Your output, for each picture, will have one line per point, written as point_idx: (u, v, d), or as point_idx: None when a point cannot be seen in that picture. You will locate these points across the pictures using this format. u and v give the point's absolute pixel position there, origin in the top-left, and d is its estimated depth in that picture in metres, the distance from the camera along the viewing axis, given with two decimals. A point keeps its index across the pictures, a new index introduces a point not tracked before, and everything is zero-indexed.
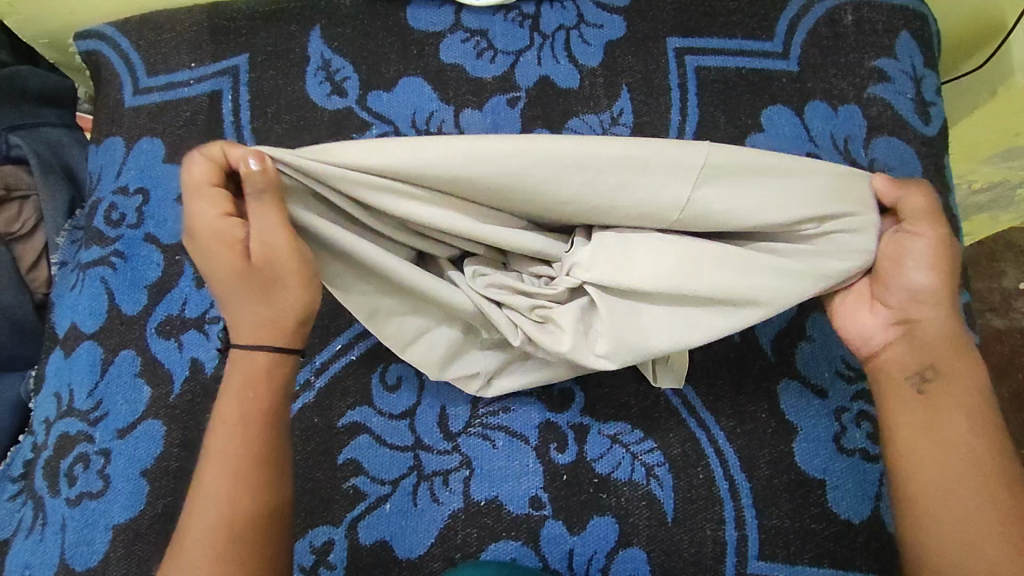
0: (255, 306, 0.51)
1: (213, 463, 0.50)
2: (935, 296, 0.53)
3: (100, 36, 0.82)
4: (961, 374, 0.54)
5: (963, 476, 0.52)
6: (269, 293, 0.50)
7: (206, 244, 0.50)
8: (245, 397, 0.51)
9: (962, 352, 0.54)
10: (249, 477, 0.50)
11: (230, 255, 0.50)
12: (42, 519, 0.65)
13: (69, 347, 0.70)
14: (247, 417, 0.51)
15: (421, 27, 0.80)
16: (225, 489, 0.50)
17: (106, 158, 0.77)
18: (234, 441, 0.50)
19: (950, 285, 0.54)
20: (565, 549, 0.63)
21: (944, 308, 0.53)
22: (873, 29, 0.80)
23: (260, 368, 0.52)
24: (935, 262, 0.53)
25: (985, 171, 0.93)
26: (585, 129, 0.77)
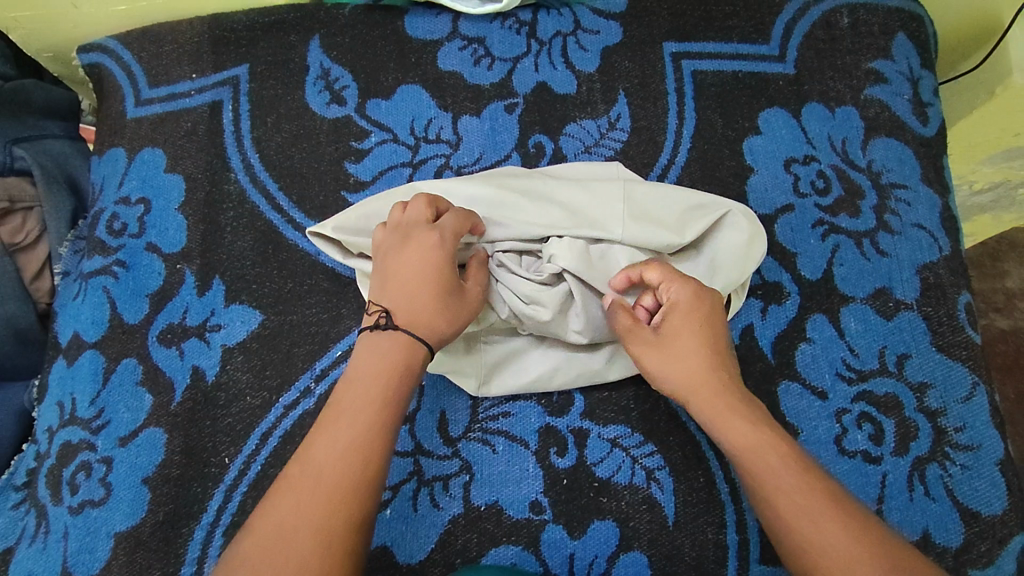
0: (441, 320, 0.55)
1: (349, 420, 0.49)
2: (677, 379, 0.55)
3: (102, 49, 0.83)
4: (741, 436, 0.51)
5: (801, 531, 0.46)
6: (459, 312, 0.56)
7: (428, 263, 0.56)
8: (389, 375, 0.52)
9: (734, 412, 0.53)
10: (371, 450, 0.48)
11: (451, 278, 0.57)
12: (45, 527, 0.65)
13: (71, 355, 0.71)
14: (385, 393, 0.51)
15: (419, 35, 0.81)
16: (344, 446, 0.48)
17: (108, 169, 0.78)
18: (376, 406, 0.50)
19: (670, 367, 0.56)
20: (565, 553, 0.63)
21: (693, 374, 0.55)
22: (869, 31, 0.81)
23: (397, 364, 0.52)
24: (652, 361, 0.57)
25: (985, 171, 0.92)
26: (583, 134, 0.77)
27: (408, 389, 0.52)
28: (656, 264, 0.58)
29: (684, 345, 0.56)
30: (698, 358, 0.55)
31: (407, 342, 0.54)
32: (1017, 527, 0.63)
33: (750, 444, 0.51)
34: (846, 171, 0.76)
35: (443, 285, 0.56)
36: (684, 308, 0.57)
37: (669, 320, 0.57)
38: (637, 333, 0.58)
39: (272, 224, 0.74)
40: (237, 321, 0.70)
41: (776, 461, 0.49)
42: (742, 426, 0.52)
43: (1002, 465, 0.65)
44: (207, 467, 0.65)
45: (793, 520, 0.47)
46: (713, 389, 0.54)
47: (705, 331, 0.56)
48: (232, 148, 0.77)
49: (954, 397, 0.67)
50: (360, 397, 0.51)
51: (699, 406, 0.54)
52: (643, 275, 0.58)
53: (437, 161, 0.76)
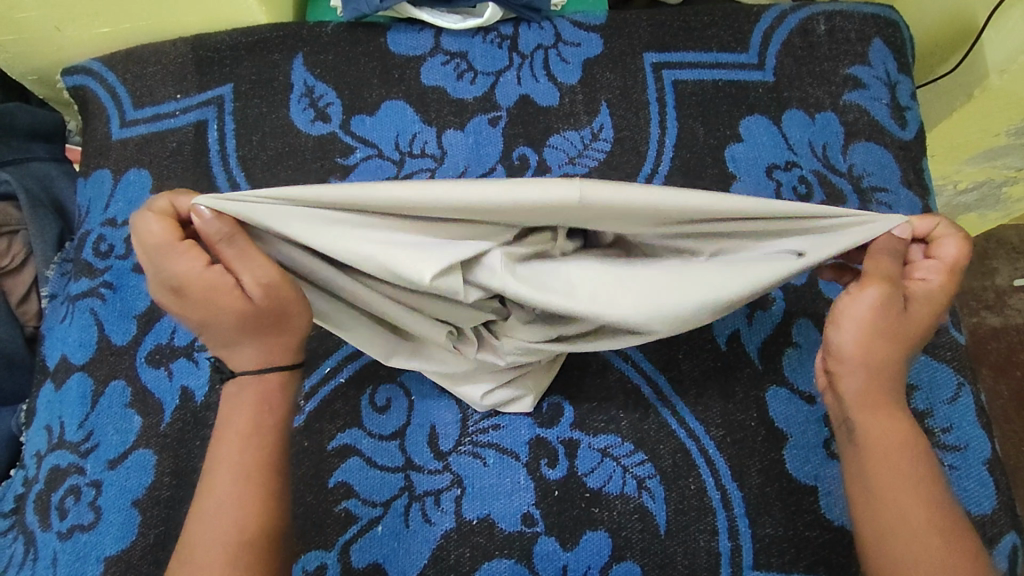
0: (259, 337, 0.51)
1: (220, 485, 0.51)
2: (867, 345, 0.51)
3: (87, 72, 0.83)
4: (894, 433, 0.52)
5: (905, 531, 0.49)
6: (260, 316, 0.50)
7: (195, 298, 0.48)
8: (246, 435, 0.52)
9: (889, 406, 0.52)
10: (243, 517, 0.50)
11: (223, 293, 0.48)
12: (33, 554, 0.65)
13: (59, 379, 0.70)
14: (248, 456, 0.51)
15: (402, 51, 0.82)
16: (216, 520, 0.50)
17: (93, 191, 0.78)
18: (240, 473, 0.51)
19: (875, 339, 0.51)
20: (558, 565, 0.63)
21: (886, 355, 0.52)
22: (845, 38, 0.82)
23: (258, 416, 0.52)
24: (872, 322, 0.50)
25: (968, 171, 0.93)
26: (566, 146, 0.78)
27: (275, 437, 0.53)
28: (960, 242, 0.51)
29: (902, 330, 0.52)
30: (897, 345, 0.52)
31: (252, 383, 0.52)
32: (1008, 526, 0.64)
33: (894, 441, 0.52)
34: (827, 176, 0.76)
35: (221, 304, 0.49)
36: (921, 301, 0.52)
37: (911, 304, 0.52)
38: (894, 293, 0.50)
39: None
40: None
41: (914, 464, 0.51)
42: (897, 422, 0.52)
43: (990, 464, 0.66)
44: (197, 488, 0.65)
45: (913, 521, 0.49)
46: (884, 378, 0.52)
47: (926, 328, 0.53)
48: (218, 167, 0.78)
49: (941, 398, 0.67)
50: (222, 454, 0.51)
51: (856, 381, 0.52)
52: (941, 242, 0.52)
53: (422, 175, 0.77)
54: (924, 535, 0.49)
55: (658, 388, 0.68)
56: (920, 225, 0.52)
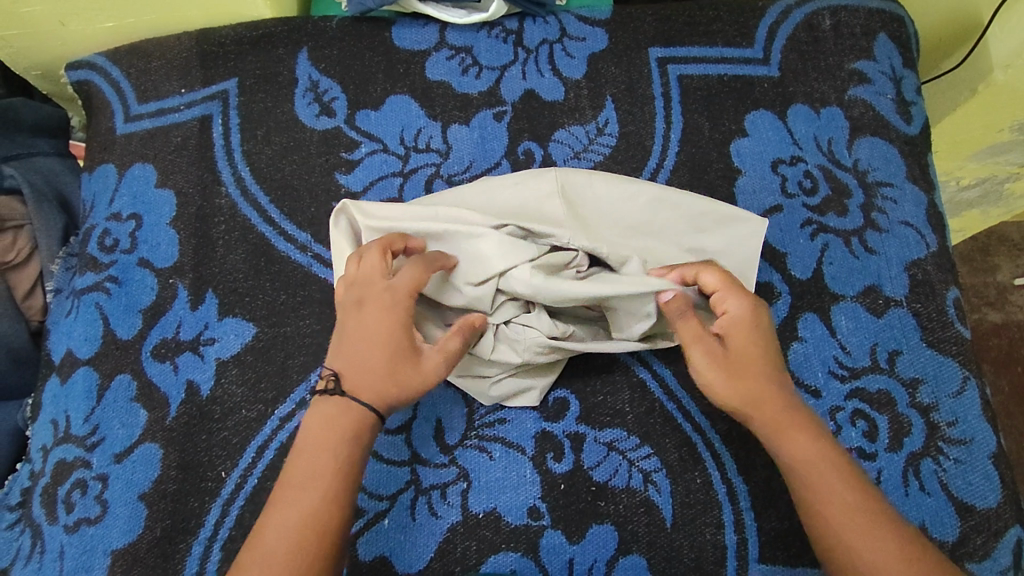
0: (390, 383, 0.54)
1: (306, 492, 0.51)
2: (736, 392, 0.55)
3: (91, 66, 0.83)
4: (805, 452, 0.53)
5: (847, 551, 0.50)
6: (409, 373, 0.55)
7: (381, 330, 0.55)
8: (337, 440, 0.53)
9: (797, 426, 0.54)
10: (325, 524, 0.50)
11: (403, 339, 0.55)
12: (40, 547, 0.65)
13: (64, 373, 0.70)
14: (335, 462, 0.52)
15: (406, 46, 0.81)
16: (294, 525, 0.50)
17: (99, 185, 0.78)
18: (327, 477, 0.52)
19: (730, 383, 0.55)
20: (564, 559, 0.63)
21: (756, 387, 0.55)
22: (851, 33, 0.82)
23: (353, 422, 0.54)
24: (721, 371, 0.55)
25: (972, 167, 0.93)
26: (571, 140, 0.78)
27: (363, 448, 0.54)
28: (716, 269, 0.58)
29: (744, 360, 0.55)
30: (758, 375, 0.55)
31: (356, 408, 0.54)
32: (1012, 519, 0.64)
33: (803, 463, 0.53)
34: (832, 171, 0.76)
35: (395, 349, 0.55)
36: (739, 325, 0.56)
37: (732, 337, 0.56)
38: (702, 343, 0.56)
39: (264, 237, 0.74)
40: (231, 334, 0.70)
41: (827, 479, 0.52)
42: (804, 440, 0.53)
43: (995, 457, 0.66)
44: (203, 482, 0.65)
45: (849, 537, 0.50)
46: (771, 406, 0.54)
47: (760, 344, 0.56)
48: (223, 161, 0.78)
49: (946, 392, 0.67)
50: (312, 467, 0.52)
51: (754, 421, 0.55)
52: (699, 278, 0.58)
53: (427, 170, 0.77)
54: (872, 542, 0.50)
55: (664, 382, 0.68)
56: (682, 273, 0.59)
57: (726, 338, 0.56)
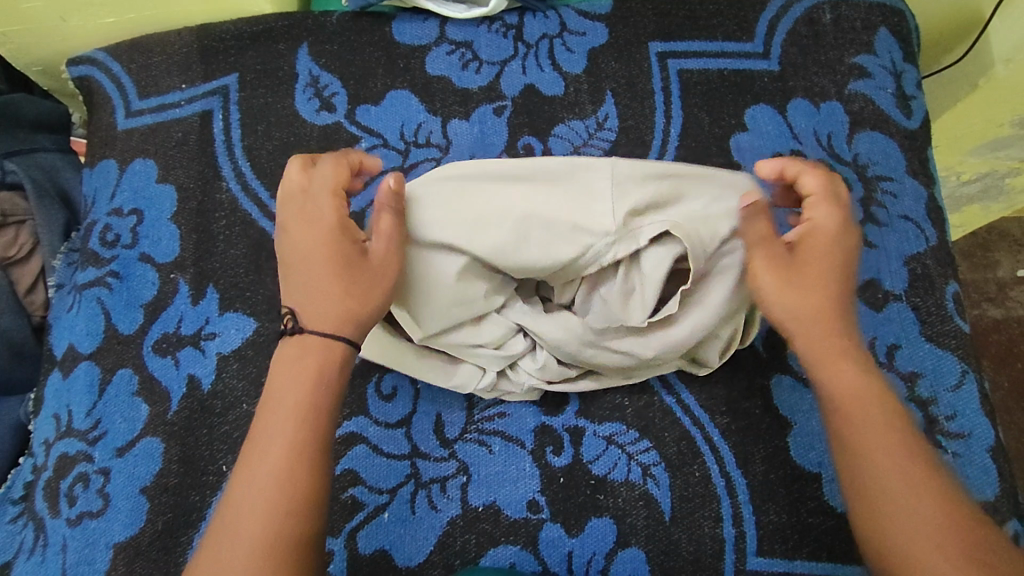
0: (346, 301, 0.53)
1: (271, 443, 0.48)
2: (796, 305, 0.53)
3: (91, 62, 0.83)
4: (852, 384, 0.51)
5: (894, 485, 0.47)
6: (359, 277, 0.53)
7: (319, 241, 0.54)
8: (302, 388, 0.50)
9: (852, 361, 0.52)
10: (296, 472, 0.48)
11: (344, 246, 0.54)
12: (43, 540, 0.65)
13: (66, 368, 0.71)
14: (299, 408, 0.49)
15: (406, 41, 0.81)
16: (261, 478, 0.47)
17: (99, 181, 0.79)
18: (294, 426, 0.49)
19: (795, 295, 0.53)
20: (563, 552, 0.63)
21: (817, 311, 0.53)
22: (851, 27, 0.81)
23: (315, 368, 0.51)
24: (779, 274, 0.53)
25: (972, 162, 0.93)
26: (571, 135, 0.78)
27: (331, 390, 0.51)
28: (817, 172, 0.56)
29: (814, 274, 0.54)
30: (824, 295, 0.53)
31: (313, 346, 0.52)
32: (1010, 513, 0.64)
33: (857, 393, 0.50)
34: (832, 165, 0.76)
35: (338, 255, 0.54)
36: (822, 237, 0.55)
37: (805, 250, 0.55)
38: (767, 248, 0.53)
39: (265, 232, 0.74)
40: (231, 328, 0.71)
41: (882, 415, 0.49)
42: (850, 372, 0.51)
43: (993, 451, 0.66)
44: (204, 475, 0.65)
45: (887, 476, 0.47)
46: (831, 329, 0.53)
47: (835, 263, 0.54)
48: (223, 157, 0.78)
49: (945, 386, 0.68)
50: (278, 417, 0.49)
51: (807, 339, 0.53)
52: (800, 179, 0.56)
53: (427, 165, 0.77)
54: (912, 480, 0.47)
55: (662, 377, 0.68)
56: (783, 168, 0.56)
57: (795, 248, 0.55)
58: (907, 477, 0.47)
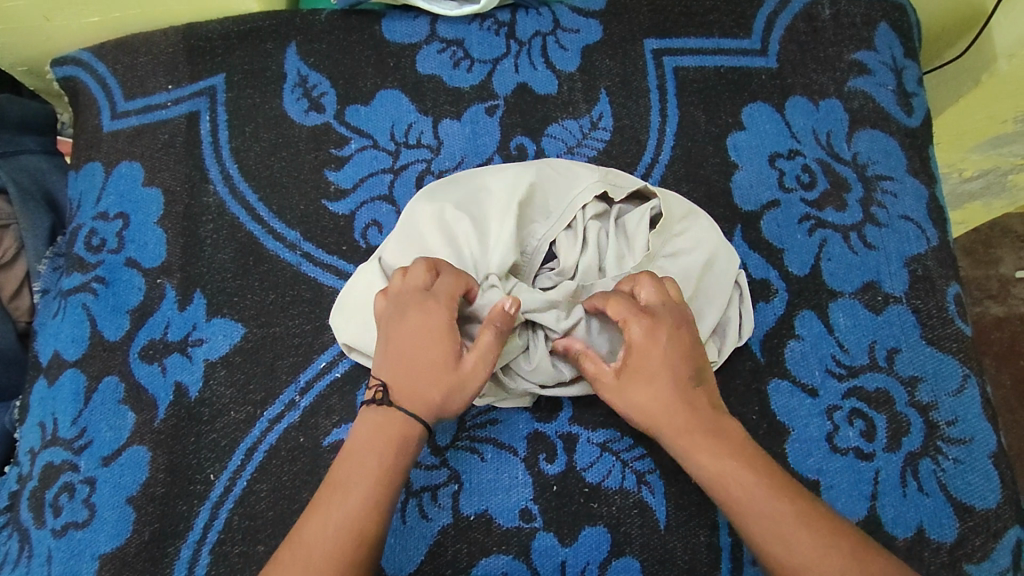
0: (435, 398, 0.55)
1: (346, 497, 0.51)
2: (639, 419, 0.56)
3: (76, 62, 0.81)
4: (709, 467, 0.53)
5: (784, 548, 0.49)
6: (452, 386, 0.55)
7: (424, 337, 0.55)
8: (382, 445, 0.53)
9: (708, 443, 0.54)
10: (363, 527, 0.50)
11: (447, 350, 0.55)
12: (28, 551, 0.64)
13: (52, 375, 0.70)
14: (379, 466, 0.53)
15: (396, 39, 0.80)
16: (335, 525, 0.50)
17: (85, 184, 0.77)
18: (370, 481, 0.52)
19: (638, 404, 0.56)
20: (557, 561, 0.62)
21: (655, 415, 0.55)
22: (851, 23, 0.80)
23: (394, 430, 0.54)
24: (618, 403, 0.57)
25: (975, 159, 0.91)
26: (565, 135, 0.76)
27: (407, 458, 0.54)
28: (611, 300, 0.56)
29: (645, 389, 0.55)
30: (661, 398, 0.55)
31: (397, 419, 0.54)
32: (1012, 520, 0.63)
33: (719, 477, 0.52)
34: (831, 164, 0.75)
35: (441, 357, 0.55)
36: (640, 353, 0.55)
37: (630, 367, 0.56)
38: (597, 373, 0.57)
39: (253, 236, 0.73)
40: (219, 334, 0.69)
41: (743, 492, 0.51)
42: (706, 455, 0.53)
43: (994, 457, 0.65)
44: (192, 484, 0.64)
45: (769, 545, 0.49)
46: (686, 420, 0.54)
47: (665, 367, 0.55)
48: (210, 159, 0.76)
49: (946, 390, 0.66)
50: (358, 469, 0.52)
51: (668, 438, 0.55)
52: (607, 308, 0.57)
53: (418, 166, 0.75)
54: (794, 539, 0.49)
55: None
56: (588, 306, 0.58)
57: (622, 369, 0.56)
58: (795, 537, 0.49)
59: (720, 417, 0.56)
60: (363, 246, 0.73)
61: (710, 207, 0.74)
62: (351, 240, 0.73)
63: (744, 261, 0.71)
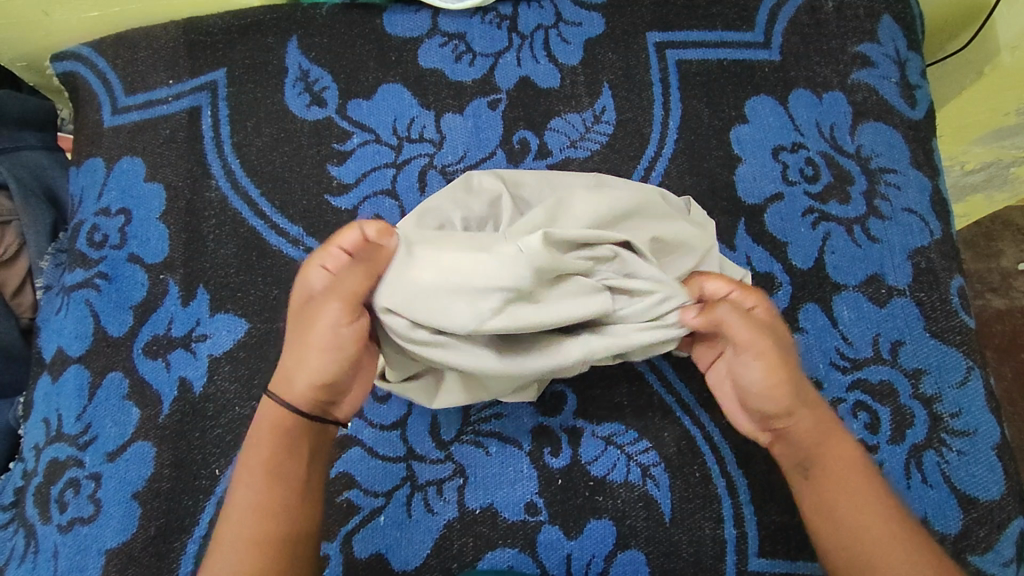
0: (292, 364, 0.52)
1: (243, 502, 0.50)
2: (789, 391, 0.51)
3: (76, 57, 0.81)
4: (846, 459, 0.52)
5: (890, 546, 0.48)
6: (304, 347, 0.52)
7: (299, 302, 0.54)
8: (269, 443, 0.51)
9: (840, 433, 0.53)
10: (270, 530, 0.50)
11: (302, 314, 0.53)
12: (34, 547, 0.64)
13: (56, 371, 0.70)
14: (265, 466, 0.51)
15: (398, 33, 0.79)
16: (243, 535, 0.49)
17: (87, 179, 0.77)
18: (264, 482, 0.51)
19: (783, 381, 0.52)
20: (562, 554, 0.62)
21: (799, 393, 0.52)
22: (854, 15, 0.80)
23: (279, 423, 0.52)
24: (770, 369, 0.51)
25: (977, 151, 0.91)
26: (568, 129, 0.76)
27: (300, 446, 0.52)
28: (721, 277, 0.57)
29: (792, 357, 0.53)
30: (802, 376, 0.53)
31: (275, 402, 0.52)
32: (1016, 511, 0.63)
33: (845, 469, 0.51)
34: (835, 157, 0.75)
35: (295, 323, 0.53)
36: (773, 321, 0.55)
37: (775, 334, 0.54)
38: (753, 338, 0.52)
39: (255, 231, 0.73)
40: (223, 330, 0.69)
41: (865, 485, 0.51)
42: (846, 446, 0.52)
43: (998, 449, 0.65)
44: (197, 480, 0.64)
45: (874, 539, 0.49)
46: (815, 407, 0.52)
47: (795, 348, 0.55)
48: (212, 154, 0.76)
49: (949, 382, 0.66)
50: (251, 473, 0.51)
51: (800, 419, 0.52)
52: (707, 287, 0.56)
53: (421, 160, 0.75)
54: (901, 540, 0.49)
55: (662, 376, 0.67)
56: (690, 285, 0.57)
57: (770, 335, 0.53)
58: (900, 537, 0.49)
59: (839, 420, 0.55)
60: None
61: (712, 200, 0.73)
62: None
63: (748, 254, 0.71)
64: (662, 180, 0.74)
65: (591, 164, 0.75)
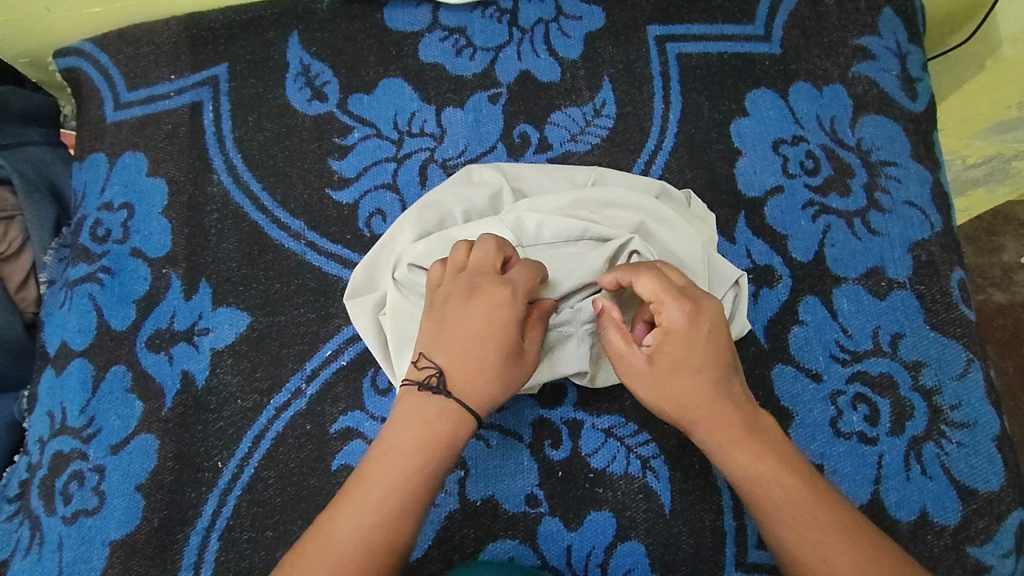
0: (493, 386, 0.53)
1: (382, 494, 0.48)
2: (673, 405, 0.54)
3: (78, 53, 0.81)
4: (746, 466, 0.51)
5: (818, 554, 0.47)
6: (513, 375, 0.55)
7: (488, 321, 0.54)
8: (423, 449, 0.50)
9: (745, 438, 0.52)
10: (399, 528, 0.48)
11: (512, 340, 0.54)
12: (39, 538, 0.65)
13: (59, 365, 0.70)
14: (420, 471, 0.50)
15: (399, 27, 0.80)
16: (366, 526, 0.47)
17: (89, 174, 0.77)
18: (407, 487, 0.49)
19: (672, 394, 0.54)
20: (563, 545, 0.62)
21: (694, 406, 0.53)
22: (855, 8, 0.79)
23: (437, 436, 0.51)
24: (649, 386, 0.55)
25: (978, 145, 0.91)
26: (568, 122, 0.76)
27: (447, 462, 0.51)
28: (646, 275, 0.55)
29: (680, 370, 0.54)
30: (702, 387, 0.53)
31: (454, 411, 0.52)
32: (1015, 502, 0.63)
33: (755, 475, 0.51)
34: (835, 150, 0.75)
35: (503, 344, 0.54)
36: (676, 336, 0.54)
37: (662, 352, 0.54)
38: (627, 361, 0.56)
39: (257, 225, 0.73)
40: (225, 323, 0.70)
41: (780, 491, 0.49)
42: (749, 450, 0.51)
43: (998, 440, 0.65)
44: (200, 472, 0.65)
45: (801, 549, 0.48)
46: (710, 414, 0.53)
47: (701, 358, 0.54)
48: (214, 149, 0.76)
49: (949, 375, 0.66)
50: (395, 468, 0.50)
51: (700, 432, 0.53)
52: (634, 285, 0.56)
53: (421, 155, 0.75)
54: (826, 545, 0.47)
55: None
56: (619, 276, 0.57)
57: (653, 355, 0.55)
58: (826, 540, 0.47)
59: (759, 417, 0.54)
60: (367, 235, 0.73)
61: (712, 194, 0.74)
62: (356, 229, 0.73)
63: (748, 248, 0.71)
64: (662, 174, 0.75)
65: (591, 158, 0.75)
